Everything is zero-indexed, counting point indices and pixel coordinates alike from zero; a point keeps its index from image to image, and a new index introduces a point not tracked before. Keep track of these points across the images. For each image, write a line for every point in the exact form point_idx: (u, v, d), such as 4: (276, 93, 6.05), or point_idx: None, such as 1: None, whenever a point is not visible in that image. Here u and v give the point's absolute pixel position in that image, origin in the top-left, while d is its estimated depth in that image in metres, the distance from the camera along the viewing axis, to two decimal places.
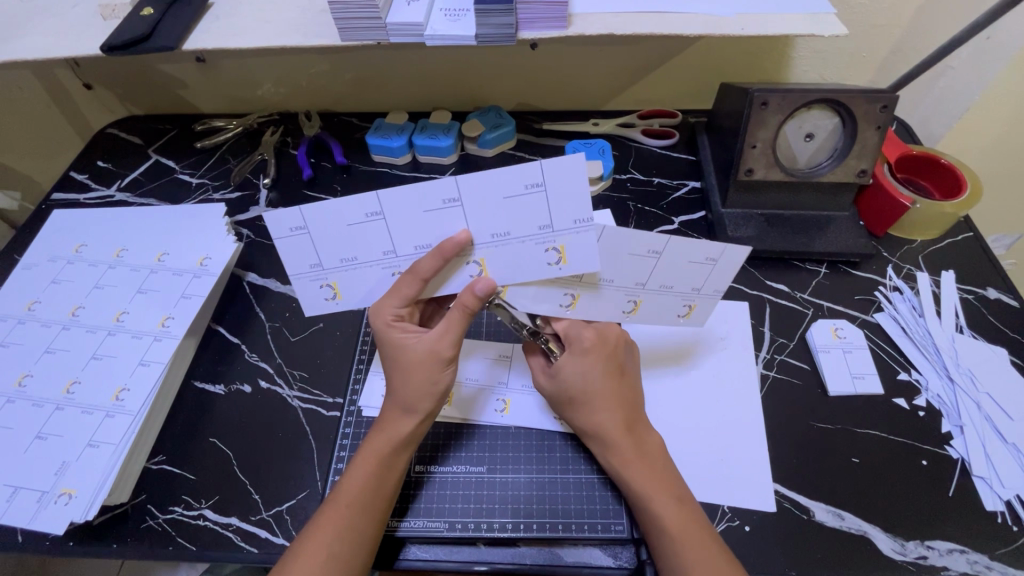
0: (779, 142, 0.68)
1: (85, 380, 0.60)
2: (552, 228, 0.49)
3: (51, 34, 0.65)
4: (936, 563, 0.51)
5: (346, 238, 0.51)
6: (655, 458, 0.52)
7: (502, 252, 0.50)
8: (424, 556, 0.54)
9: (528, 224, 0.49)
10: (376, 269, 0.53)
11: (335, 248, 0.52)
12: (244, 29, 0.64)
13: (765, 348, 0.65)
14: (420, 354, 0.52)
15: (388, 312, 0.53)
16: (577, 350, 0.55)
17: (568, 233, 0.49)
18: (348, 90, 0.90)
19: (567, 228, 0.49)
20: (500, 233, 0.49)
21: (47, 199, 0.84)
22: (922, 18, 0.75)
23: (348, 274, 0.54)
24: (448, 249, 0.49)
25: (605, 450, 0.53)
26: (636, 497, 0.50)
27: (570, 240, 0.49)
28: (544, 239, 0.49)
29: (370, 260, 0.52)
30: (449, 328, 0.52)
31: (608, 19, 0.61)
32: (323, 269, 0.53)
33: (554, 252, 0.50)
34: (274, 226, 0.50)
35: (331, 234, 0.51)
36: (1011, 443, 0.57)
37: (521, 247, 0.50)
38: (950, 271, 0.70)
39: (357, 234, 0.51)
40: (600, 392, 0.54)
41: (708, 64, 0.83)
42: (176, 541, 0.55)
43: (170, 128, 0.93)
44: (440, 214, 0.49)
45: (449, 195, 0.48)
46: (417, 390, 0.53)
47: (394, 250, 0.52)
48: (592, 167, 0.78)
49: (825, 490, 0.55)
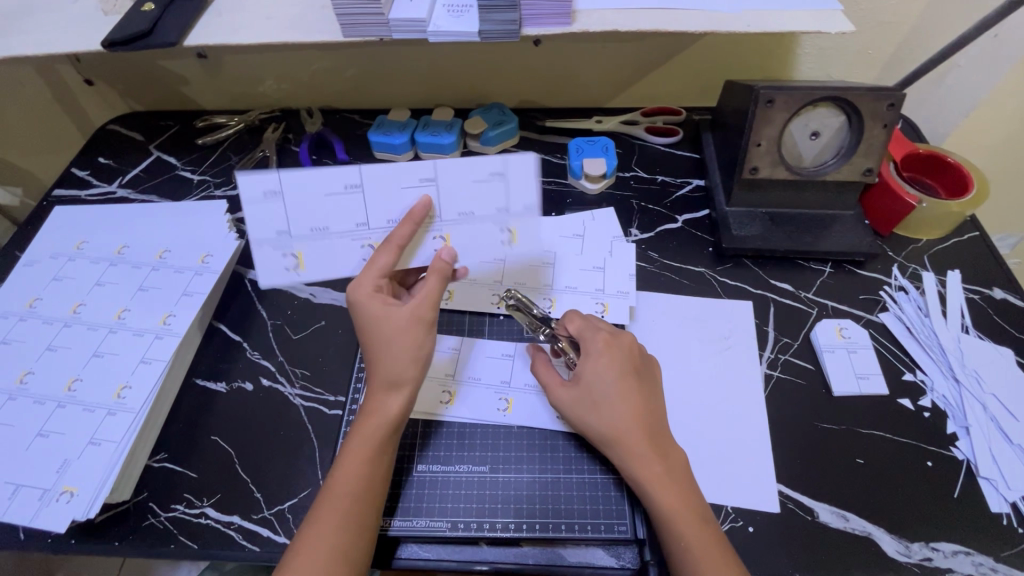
0: (785, 140, 0.67)
1: (87, 378, 0.60)
2: (508, 211, 0.55)
3: (51, 30, 0.64)
4: (940, 564, 0.51)
5: (319, 207, 0.53)
6: (675, 463, 0.51)
7: (466, 230, 0.55)
8: (426, 554, 0.54)
9: (488, 205, 0.55)
10: (347, 241, 0.54)
11: (306, 214, 0.53)
12: (246, 25, 0.64)
13: (769, 348, 0.65)
14: (404, 321, 0.51)
15: (367, 283, 0.51)
16: (593, 353, 0.55)
17: (521, 217, 0.55)
18: (350, 86, 0.89)
19: (519, 211, 0.55)
20: (464, 212, 0.55)
21: (49, 195, 0.84)
22: (930, 15, 0.74)
23: (315, 245, 0.54)
24: (420, 208, 0.53)
25: (625, 456, 0.51)
26: (656, 511, 0.49)
27: (522, 223, 0.56)
28: (501, 220, 0.55)
29: (341, 231, 0.54)
30: (428, 296, 0.52)
31: (612, 15, 0.61)
32: (289, 236, 0.53)
33: (507, 233, 0.56)
34: (244, 188, 0.51)
35: (304, 204, 0.53)
36: (1017, 444, 0.56)
37: (479, 226, 0.55)
38: (956, 271, 0.70)
39: (331, 204, 0.53)
40: (621, 398, 0.52)
41: (712, 60, 0.83)
42: (177, 539, 0.54)
43: (172, 124, 0.92)
44: (415, 192, 0.53)
45: (426, 174, 0.53)
46: (403, 357, 0.51)
47: (368, 223, 0.54)
48: (595, 165, 0.77)
49: (830, 491, 0.55)
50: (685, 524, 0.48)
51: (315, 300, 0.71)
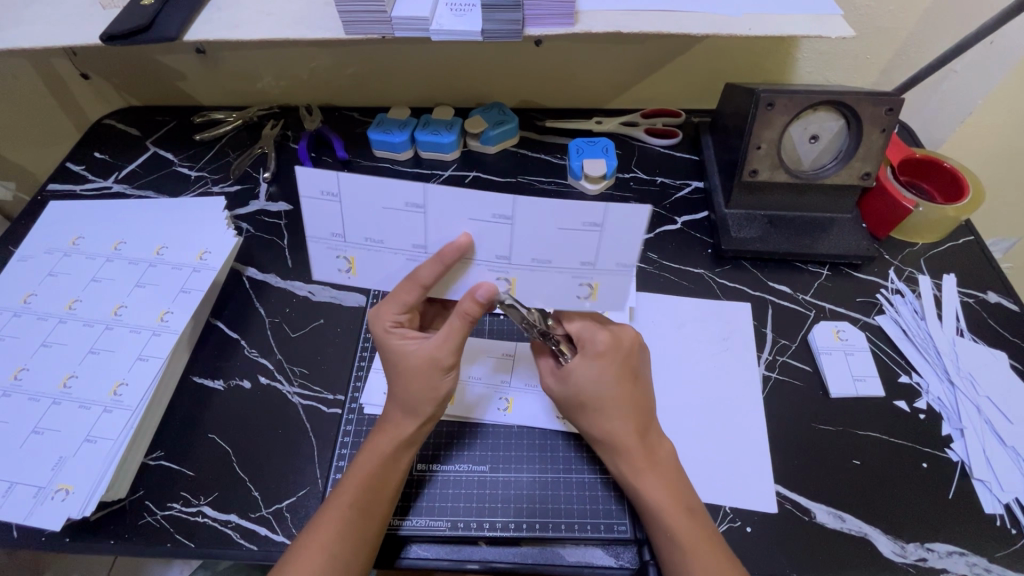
0: (784, 142, 0.68)
1: (83, 374, 0.60)
2: (593, 266, 0.49)
3: (46, 23, 0.64)
4: (935, 565, 0.51)
5: (378, 220, 0.49)
6: (664, 465, 0.51)
7: (538, 277, 0.50)
8: (425, 554, 0.54)
9: (572, 257, 0.48)
10: (400, 258, 0.52)
11: (363, 225, 0.50)
12: (246, 21, 0.63)
13: (767, 349, 0.65)
14: (419, 361, 0.51)
15: (388, 317, 0.53)
16: (588, 353, 0.53)
17: (607, 274, 0.49)
18: (349, 83, 0.89)
19: (607, 269, 0.49)
20: (540, 259, 0.49)
21: (44, 189, 0.83)
22: (927, 22, 0.75)
23: (368, 253, 0.52)
24: (449, 253, 0.48)
25: (615, 456, 0.52)
26: (647, 510, 0.49)
27: (607, 281, 0.49)
28: (582, 274, 0.49)
29: (396, 247, 0.51)
30: (450, 337, 0.51)
31: (616, 17, 0.61)
32: (343, 241, 0.51)
33: (587, 288, 0.50)
34: (305, 184, 0.48)
35: (361, 212, 0.49)
36: (1010, 446, 0.57)
37: (557, 275, 0.50)
38: (951, 275, 0.70)
39: (390, 219, 0.49)
40: (612, 398, 0.52)
41: (713, 63, 0.83)
42: (174, 538, 0.54)
43: (169, 119, 0.92)
44: (485, 227, 0.48)
45: (502, 211, 0.47)
46: (417, 393, 0.52)
47: (424, 245, 0.50)
48: (595, 166, 0.77)
49: (825, 492, 0.55)
50: (675, 528, 0.48)
51: (313, 298, 0.71)
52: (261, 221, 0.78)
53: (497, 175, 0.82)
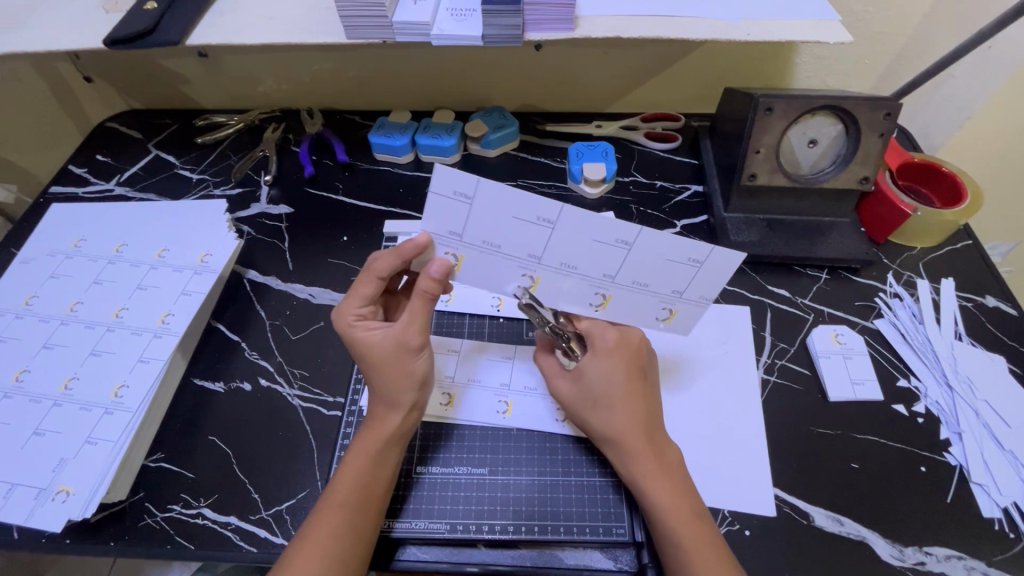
0: (783, 147, 0.68)
1: (84, 376, 0.60)
2: (680, 295, 0.51)
3: (50, 27, 0.64)
4: (933, 569, 0.52)
5: (504, 227, 0.47)
6: (671, 464, 0.51)
7: (632, 297, 0.52)
8: (424, 556, 0.54)
9: (666, 284, 0.51)
10: (511, 264, 0.50)
11: (486, 228, 0.47)
12: (247, 25, 0.64)
13: (765, 352, 0.65)
14: (389, 348, 0.52)
15: (350, 312, 0.53)
16: (599, 350, 0.54)
17: (689, 304, 0.52)
18: (351, 87, 0.89)
19: (691, 300, 0.52)
20: (640, 282, 0.51)
21: (46, 192, 0.83)
22: (925, 26, 0.75)
23: (479, 256, 0.49)
24: (410, 248, 0.48)
25: (622, 455, 0.52)
26: (651, 506, 0.49)
27: (686, 308, 0.53)
28: (668, 300, 0.52)
29: (511, 254, 0.49)
30: (415, 319, 0.52)
31: (616, 22, 0.61)
32: (460, 240, 0.48)
33: (666, 311, 0.53)
34: (441, 179, 0.45)
35: (490, 217, 0.47)
36: (1010, 451, 0.57)
37: (648, 298, 0.52)
38: (949, 279, 0.71)
39: (516, 229, 0.47)
40: (619, 396, 0.52)
41: (712, 68, 0.83)
42: (174, 540, 0.54)
43: (170, 122, 0.92)
44: (604, 249, 0.49)
45: (626, 238, 0.48)
46: (392, 382, 0.53)
47: (539, 257, 0.49)
48: (595, 169, 0.77)
49: (824, 496, 0.56)
50: (680, 524, 0.48)
51: (314, 301, 0.71)
52: (262, 224, 0.79)
53: (496, 179, 0.83)
